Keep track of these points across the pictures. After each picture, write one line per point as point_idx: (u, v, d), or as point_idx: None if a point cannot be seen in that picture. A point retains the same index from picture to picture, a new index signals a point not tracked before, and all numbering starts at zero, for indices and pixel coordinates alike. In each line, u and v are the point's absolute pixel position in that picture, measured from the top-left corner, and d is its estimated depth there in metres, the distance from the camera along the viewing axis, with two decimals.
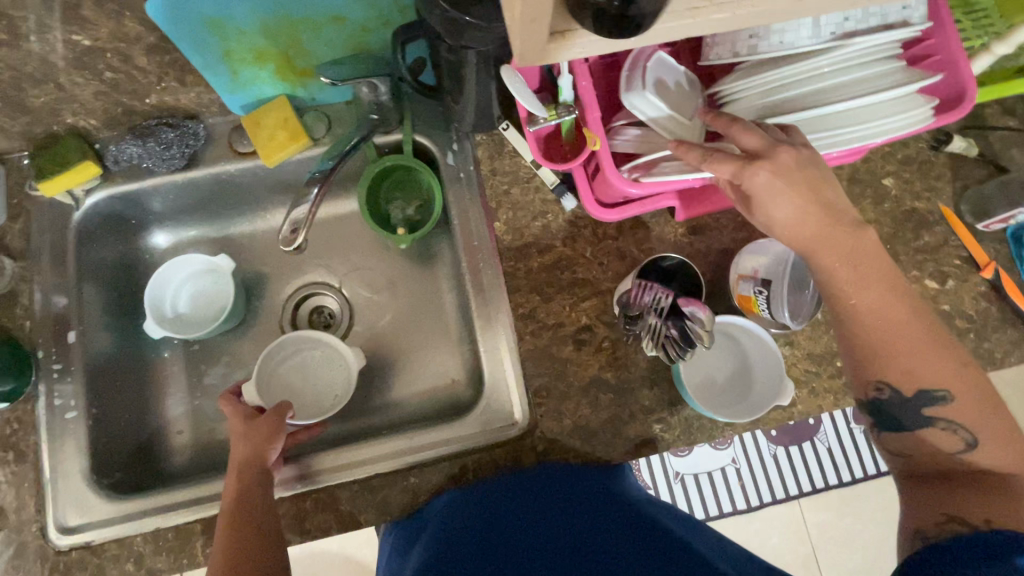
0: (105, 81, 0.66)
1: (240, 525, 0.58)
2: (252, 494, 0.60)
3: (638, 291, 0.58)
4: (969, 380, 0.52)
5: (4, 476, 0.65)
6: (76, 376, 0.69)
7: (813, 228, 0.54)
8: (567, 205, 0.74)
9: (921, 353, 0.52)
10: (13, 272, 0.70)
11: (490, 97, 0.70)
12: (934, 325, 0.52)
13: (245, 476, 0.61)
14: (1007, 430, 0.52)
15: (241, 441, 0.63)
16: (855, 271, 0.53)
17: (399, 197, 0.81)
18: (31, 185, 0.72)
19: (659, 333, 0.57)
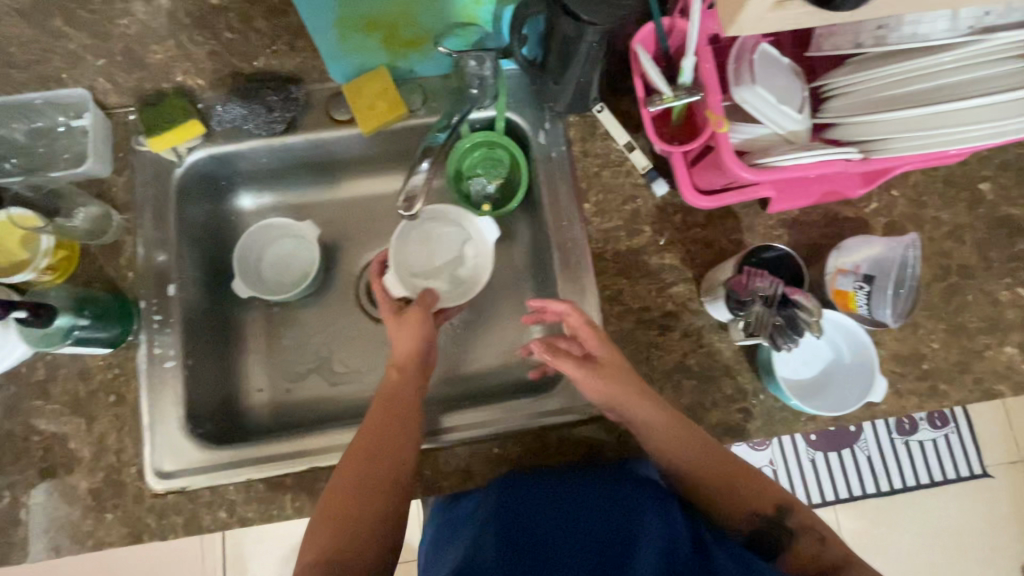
0: (220, 41, 0.67)
1: (389, 422, 0.64)
2: (405, 398, 0.66)
3: (750, 278, 0.59)
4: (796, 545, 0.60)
5: (107, 418, 0.68)
6: (174, 329, 0.71)
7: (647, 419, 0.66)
8: (657, 191, 0.74)
9: (687, 443, 0.62)
10: (118, 224, 0.72)
11: (592, 78, 0.70)
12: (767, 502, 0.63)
13: (404, 380, 0.68)
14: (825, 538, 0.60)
15: (404, 339, 0.70)
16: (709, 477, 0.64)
17: (482, 172, 0.81)
18: (138, 140, 0.73)
19: (768, 322, 0.57)
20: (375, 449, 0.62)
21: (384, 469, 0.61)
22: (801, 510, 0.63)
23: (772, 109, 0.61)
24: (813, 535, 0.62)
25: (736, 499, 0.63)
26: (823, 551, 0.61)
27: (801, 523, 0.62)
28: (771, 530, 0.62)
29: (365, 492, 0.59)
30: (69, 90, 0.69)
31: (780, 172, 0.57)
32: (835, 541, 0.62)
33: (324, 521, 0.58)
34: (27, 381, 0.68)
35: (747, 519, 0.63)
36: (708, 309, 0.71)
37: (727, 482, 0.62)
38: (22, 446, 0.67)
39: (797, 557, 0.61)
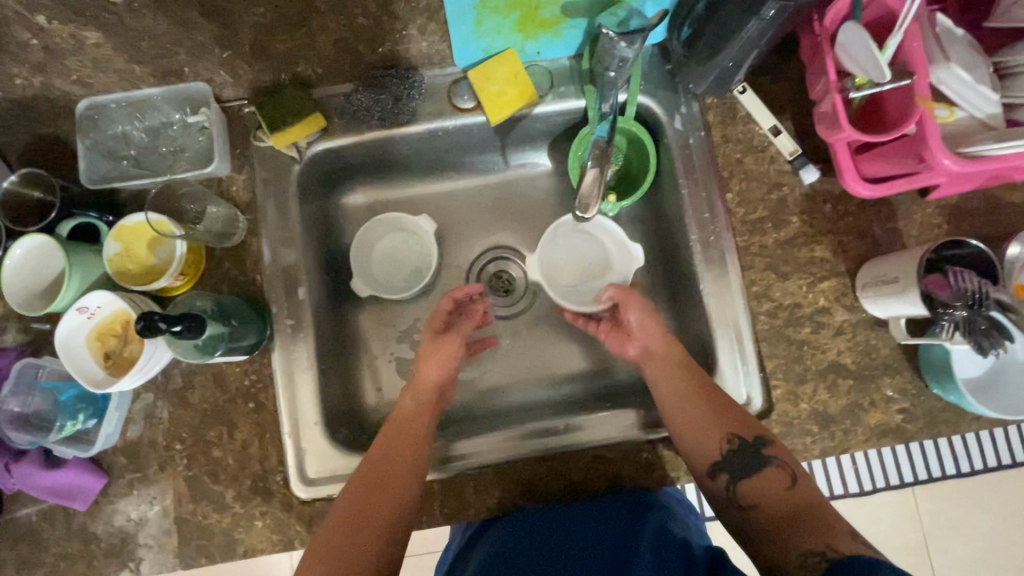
0: (350, 28, 0.67)
1: (396, 450, 0.61)
2: (415, 426, 0.64)
3: (956, 278, 0.58)
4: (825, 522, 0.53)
5: (249, 425, 0.67)
6: (305, 333, 0.69)
7: (667, 394, 0.65)
8: (806, 178, 0.69)
9: (690, 403, 0.63)
10: (244, 225, 0.69)
11: (745, 60, 0.64)
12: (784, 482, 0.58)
13: (415, 411, 0.66)
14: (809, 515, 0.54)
15: (431, 361, 0.69)
16: (686, 433, 0.62)
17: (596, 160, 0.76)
18: (256, 135, 0.69)
19: (970, 324, 0.57)
20: (377, 478, 0.59)
21: (386, 509, 0.58)
22: (789, 459, 0.59)
23: (968, 90, 0.55)
24: (785, 474, 0.58)
25: (716, 419, 0.61)
26: (788, 494, 0.57)
27: (779, 457, 0.59)
28: (732, 463, 0.60)
29: (368, 523, 0.56)
30: (189, 84, 0.66)
31: (989, 164, 0.53)
32: (805, 488, 0.57)
33: (326, 550, 0.55)
34: (165, 389, 0.67)
35: (706, 452, 0.61)
36: (865, 305, 0.66)
37: (710, 419, 0.62)
38: (166, 455, 0.66)
39: (755, 486, 0.58)
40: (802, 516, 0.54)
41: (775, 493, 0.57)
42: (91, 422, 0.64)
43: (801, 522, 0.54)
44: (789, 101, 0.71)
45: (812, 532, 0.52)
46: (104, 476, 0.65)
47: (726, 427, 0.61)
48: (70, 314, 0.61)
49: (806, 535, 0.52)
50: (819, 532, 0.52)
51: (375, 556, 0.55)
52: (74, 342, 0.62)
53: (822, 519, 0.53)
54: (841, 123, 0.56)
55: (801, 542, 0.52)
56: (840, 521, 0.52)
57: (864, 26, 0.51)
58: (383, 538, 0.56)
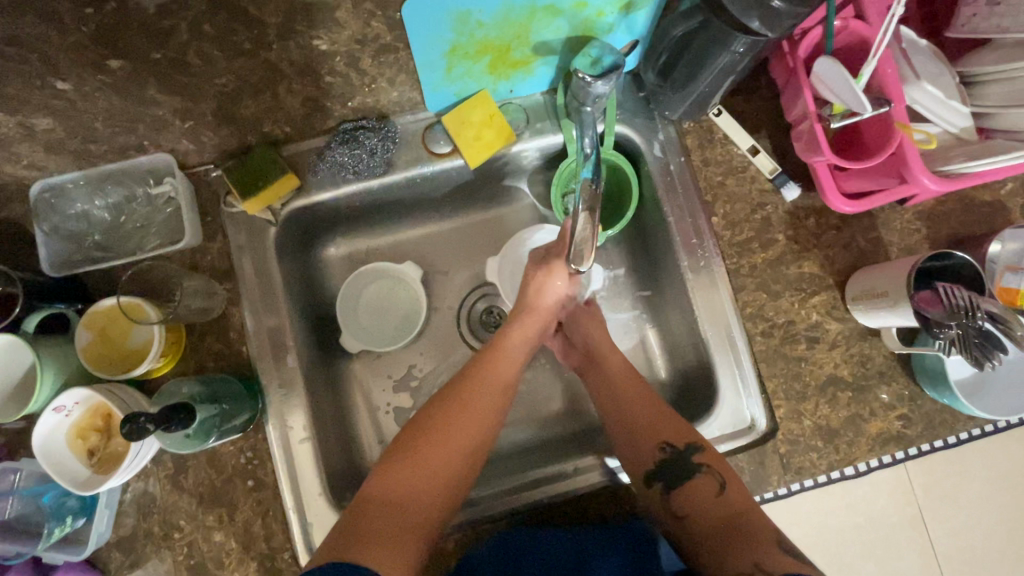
0: (320, 86, 0.64)
1: (490, 379, 0.65)
2: (510, 361, 0.67)
3: (948, 294, 0.58)
4: (758, 532, 0.52)
5: (250, 504, 0.64)
6: (299, 400, 0.67)
7: (611, 392, 0.68)
8: (788, 195, 0.69)
9: (636, 405, 0.65)
10: (223, 296, 0.66)
11: (717, 88, 0.65)
12: (722, 499, 0.57)
13: (516, 345, 0.69)
14: (747, 531, 0.52)
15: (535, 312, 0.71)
16: (623, 428, 0.65)
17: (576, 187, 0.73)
18: (227, 201, 0.66)
19: (966, 337, 0.57)
20: (464, 404, 0.62)
21: (474, 434, 0.60)
22: (720, 466, 0.59)
23: (939, 106, 0.57)
24: (715, 480, 0.58)
25: (650, 427, 0.63)
26: (719, 499, 0.57)
27: (710, 463, 0.60)
28: (666, 469, 0.61)
29: (450, 446, 0.59)
30: (151, 155, 0.63)
31: (968, 181, 0.55)
32: (735, 493, 0.57)
33: (389, 476, 0.56)
34: (156, 476, 0.63)
35: (642, 461, 0.62)
36: (856, 316, 0.67)
37: (648, 424, 0.63)
38: (164, 546, 0.63)
39: (689, 493, 0.59)
40: (734, 524, 0.54)
41: (710, 503, 0.57)
42: (80, 521, 0.61)
43: (729, 535, 0.53)
44: (764, 120, 0.71)
45: (746, 548, 0.51)
46: (100, 575, 0.62)
47: (660, 435, 0.62)
48: (47, 415, 0.57)
49: (738, 552, 0.51)
50: (750, 543, 0.51)
51: (448, 479, 0.57)
52: (54, 444, 0.58)
53: (752, 530, 0.53)
54: (822, 147, 0.56)
55: (735, 560, 0.50)
56: (772, 530, 0.52)
57: (840, 62, 0.53)
58: (467, 460, 0.59)
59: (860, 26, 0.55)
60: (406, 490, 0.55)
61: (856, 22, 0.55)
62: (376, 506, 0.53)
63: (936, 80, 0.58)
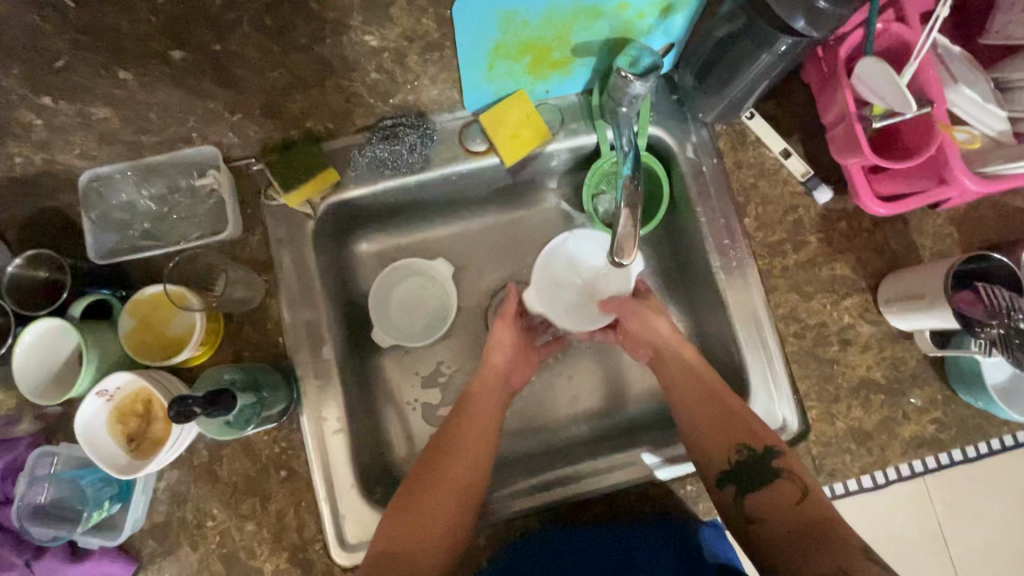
0: (365, 82, 0.66)
1: (474, 421, 0.66)
2: (491, 397, 0.69)
3: (992, 294, 0.59)
4: (843, 543, 0.51)
5: (283, 494, 0.64)
6: (334, 392, 0.67)
7: (680, 386, 0.66)
8: (820, 198, 0.70)
9: (704, 409, 0.63)
10: (262, 287, 0.67)
11: (752, 91, 0.66)
12: (802, 515, 0.55)
13: (492, 387, 0.70)
14: (833, 539, 0.51)
15: (500, 349, 0.73)
16: (692, 425, 0.63)
17: (607, 189, 0.75)
18: (267, 194, 0.67)
19: (1008, 338, 0.58)
20: (453, 450, 0.63)
21: (462, 477, 0.61)
22: (801, 474, 0.58)
23: (979, 110, 0.58)
24: (795, 487, 0.57)
25: (725, 429, 0.61)
26: (800, 507, 0.56)
27: (789, 469, 0.59)
28: (743, 474, 0.59)
29: (443, 490, 0.60)
30: (197, 147, 0.65)
31: (1005, 184, 0.56)
32: (815, 501, 0.56)
33: (392, 523, 0.58)
34: (191, 464, 0.64)
35: (716, 463, 0.60)
36: (890, 319, 0.67)
37: (722, 427, 0.62)
38: (197, 533, 0.63)
39: (766, 500, 0.57)
40: (813, 532, 0.53)
41: (788, 508, 0.56)
42: (116, 506, 0.61)
43: (813, 541, 0.52)
44: (796, 124, 0.72)
45: (833, 552, 0.50)
46: (133, 561, 0.62)
47: (738, 436, 0.60)
48: (91, 398, 0.58)
49: (825, 556, 0.50)
50: (838, 550, 0.50)
51: (446, 527, 0.58)
52: (95, 427, 0.59)
53: (828, 531, 0.52)
54: (861, 146, 0.57)
55: (819, 564, 0.49)
56: (857, 538, 0.51)
57: (883, 61, 0.54)
58: (457, 503, 0.60)
59: (902, 28, 0.56)
60: (399, 541, 0.56)
61: (897, 25, 0.56)
62: (383, 559, 0.55)
63: (973, 85, 0.59)
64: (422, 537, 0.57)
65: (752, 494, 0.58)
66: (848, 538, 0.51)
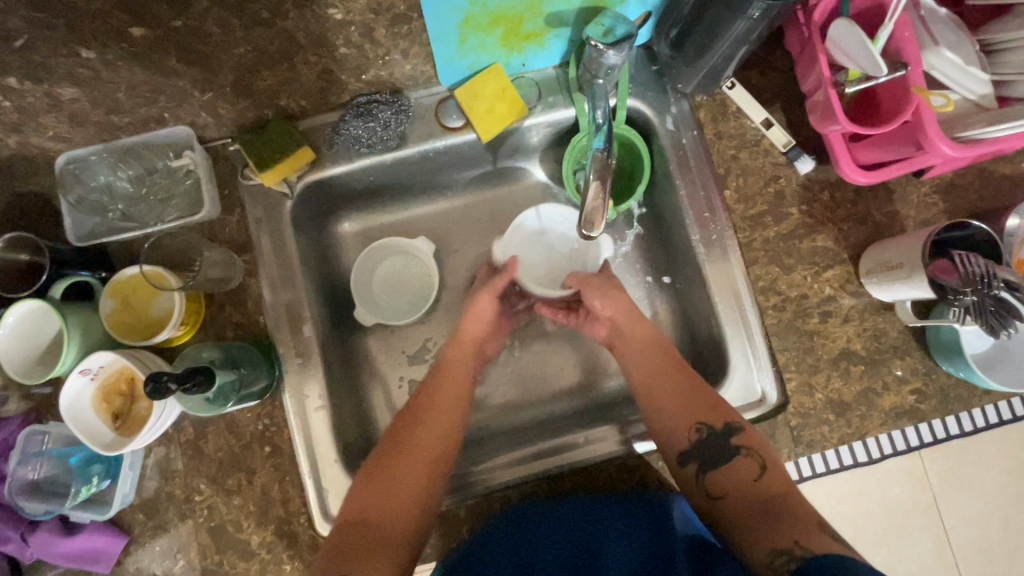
0: (334, 58, 0.66)
1: (446, 394, 0.68)
2: (457, 371, 0.70)
3: (964, 261, 0.58)
4: (800, 520, 0.52)
5: (268, 469, 0.65)
6: (315, 370, 0.68)
7: (648, 372, 0.66)
8: (802, 167, 0.69)
9: (670, 388, 0.64)
10: (241, 267, 0.67)
11: (730, 60, 0.65)
12: (762, 494, 0.56)
13: (463, 363, 0.71)
14: (784, 518, 0.52)
15: (478, 328, 0.72)
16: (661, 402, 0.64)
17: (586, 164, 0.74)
18: (244, 173, 0.67)
19: (981, 305, 0.57)
20: (424, 418, 0.65)
21: (431, 449, 0.63)
22: (758, 449, 0.59)
23: (959, 73, 0.56)
24: (755, 463, 0.58)
25: (685, 408, 0.62)
26: (757, 484, 0.57)
27: (748, 446, 0.59)
28: (702, 451, 0.60)
29: (413, 457, 0.62)
30: (170, 129, 0.66)
31: (986, 148, 0.54)
32: (774, 476, 0.57)
33: (367, 485, 0.60)
34: (177, 442, 0.65)
35: (676, 440, 0.61)
36: (870, 290, 0.67)
37: (682, 406, 0.62)
38: (186, 507, 0.65)
39: (726, 476, 0.59)
40: (772, 510, 0.54)
41: (747, 486, 0.57)
42: (106, 483, 0.63)
43: (774, 516, 0.53)
44: (779, 92, 0.70)
45: (788, 525, 0.51)
46: (125, 536, 0.64)
47: (697, 416, 0.61)
48: (73, 377, 0.59)
49: (775, 531, 0.51)
50: (792, 525, 0.51)
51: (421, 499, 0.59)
52: (80, 407, 0.61)
53: (789, 511, 0.53)
54: (837, 114, 0.56)
55: (773, 538, 0.51)
56: (814, 515, 0.52)
57: (855, 25, 0.53)
58: (425, 473, 0.61)
59: None
60: (372, 504, 0.59)
61: None
62: (354, 528, 0.57)
63: (956, 47, 0.57)
64: (393, 505, 0.59)
65: (717, 474, 0.59)
66: (803, 513, 0.53)
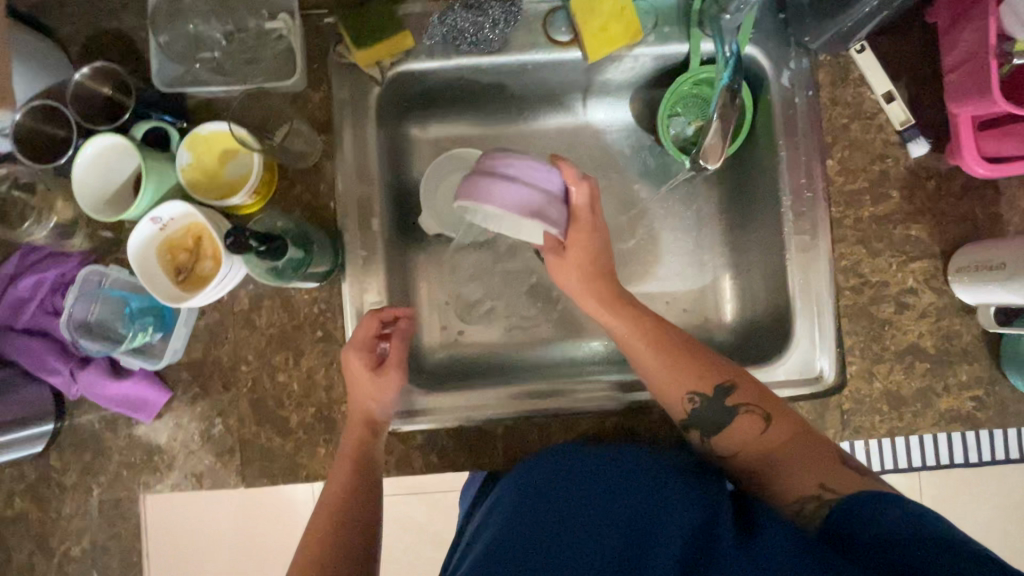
0: None
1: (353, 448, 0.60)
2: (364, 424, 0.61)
3: None
4: (817, 460, 0.53)
5: (316, 353, 0.65)
6: (377, 266, 0.67)
7: (640, 342, 0.62)
8: (915, 151, 0.65)
9: (654, 358, 0.61)
10: (320, 146, 0.65)
11: (871, 18, 0.61)
12: (775, 442, 0.56)
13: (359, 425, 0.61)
14: (809, 458, 0.53)
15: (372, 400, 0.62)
16: (655, 369, 0.61)
17: (682, 111, 0.71)
18: (337, 50, 0.65)
19: None
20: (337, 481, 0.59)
21: (348, 514, 0.58)
22: (756, 403, 0.58)
23: None
24: (757, 417, 0.57)
25: (677, 374, 0.60)
26: (765, 436, 0.56)
27: (746, 403, 0.58)
28: (699, 417, 0.59)
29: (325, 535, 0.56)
30: None
31: None
32: (778, 421, 0.57)
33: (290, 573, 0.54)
34: (231, 310, 0.65)
35: (673, 410, 0.61)
36: (955, 289, 0.65)
37: (671, 375, 0.60)
38: (231, 374, 0.65)
39: (730, 434, 0.58)
40: (783, 457, 0.55)
41: (753, 440, 0.57)
42: (158, 335, 0.64)
43: (785, 463, 0.54)
44: (908, 65, 0.66)
45: (802, 470, 0.53)
46: (167, 392, 0.65)
47: (685, 386, 0.60)
48: (144, 223, 0.59)
49: (799, 473, 0.53)
50: (809, 465, 0.53)
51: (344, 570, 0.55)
52: (145, 252, 0.60)
53: (807, 449, 0.54)
54: (992, 88, 0.53)
55: (795, 483, 0.52)
56: (832, 453, 0.53)
57: None
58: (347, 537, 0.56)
59: None
60: None
61: None
62: None
63: None
64: None
65: (724, 438, 0.58)
66: (821, 452, 0.54)
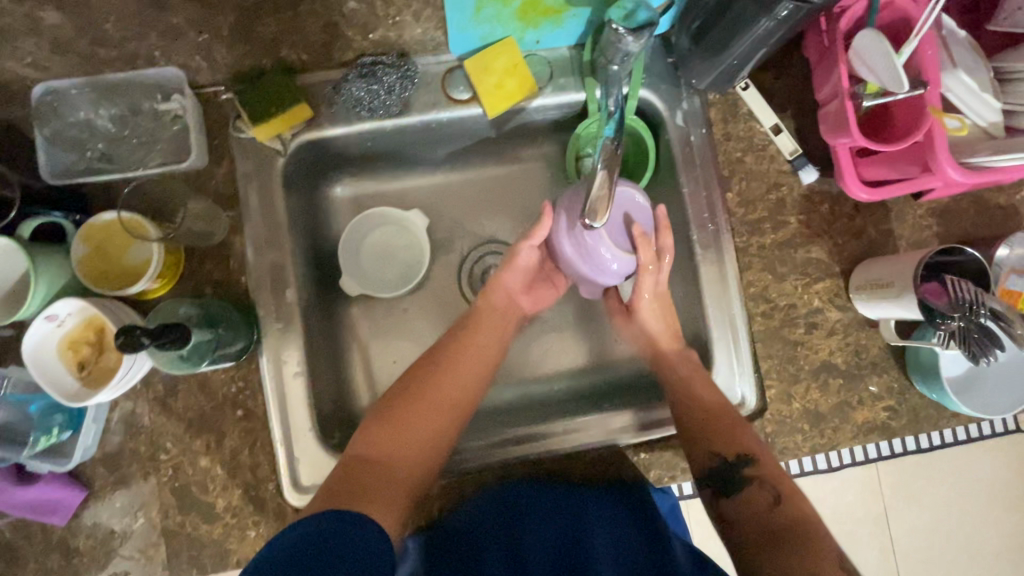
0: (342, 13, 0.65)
1: (474, 350, 0.67)
2: (490, 322, 0.70)
3: (951, 288, 0.60)
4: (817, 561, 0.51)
5: (238, 432, 0.64)
6: (296, 337, 0.66)
7: (677, 391, 0.65)
8: (805, 178, 0.68)
9: (693, 405, 0.64)
10: (225, 222, 0.64)
11: (746, 61, 0.64)
12: (779, 524, 0.55)
13: (495, 311, 0.71)
14: (798, 552, 0.52)
15: (515, 272, 0.71)
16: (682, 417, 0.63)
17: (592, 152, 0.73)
18: (236, 125, 0.64)
19: (965, 333, 0.59)
20: (457, 358, 0.66)
21: (453, 392, 0.63)
22: (777, 478, 0.58)
23: (971, 98, 0.56)
24: (770, 491, 0.57)
25: (707, 431, 0.61)
26: (773, 512, 0.56)
27: (763, 475, 0.59)
28: (721, 474, 0.60)
29: (424, 408, 0.61)
30: (159, 69, 0.63)
31: (991, 176, 0.55)
32: (791, 505, 0.56)
33: (385, 424, 0.59)
34: (145, 397, 0.63)
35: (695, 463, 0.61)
36: (857, 306, 0.68)
37: (702, 430, 0.62)
38: (150, 464, 0.63)
39: (740, 502, 0.58)
40: (780, 539, 0.54)
41: (762, 514, 0.56)
42: (67, 434, 0.61)
43: (783, 547, 0.53)
44: (790, 97, 0.70)
45: (800, 559, 0.51)
46: (82, 490, 0.62)
47: (715, 443, 0.60)
48: (37, 324, 0.57)
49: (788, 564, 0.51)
50: (805, 557, 0.51)
51: (433, 432, 0.60)
52: (44, 351, 0.58)
53: (806, 541, 0.53)
54: (850, 126, 0.57)
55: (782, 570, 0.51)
56: (830, 555, 0.52)
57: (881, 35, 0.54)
58: (450, 418, 0.62)
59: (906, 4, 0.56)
60: (382, 450, 0.57)
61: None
62: (361, 462, 0.56)
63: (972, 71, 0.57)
64: (409, 441, 0.58)
65: (730, 501, 0.59)
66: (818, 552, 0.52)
